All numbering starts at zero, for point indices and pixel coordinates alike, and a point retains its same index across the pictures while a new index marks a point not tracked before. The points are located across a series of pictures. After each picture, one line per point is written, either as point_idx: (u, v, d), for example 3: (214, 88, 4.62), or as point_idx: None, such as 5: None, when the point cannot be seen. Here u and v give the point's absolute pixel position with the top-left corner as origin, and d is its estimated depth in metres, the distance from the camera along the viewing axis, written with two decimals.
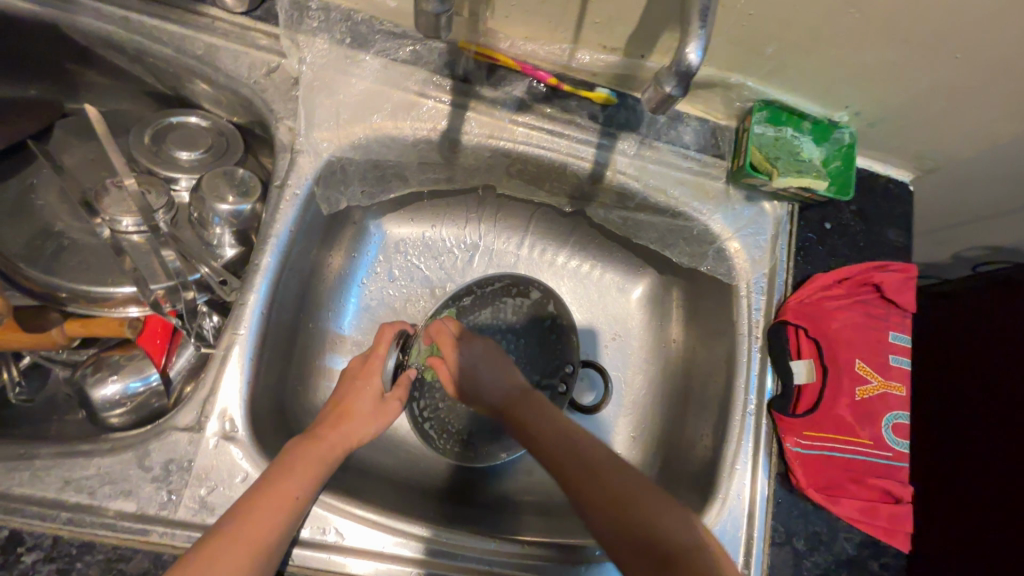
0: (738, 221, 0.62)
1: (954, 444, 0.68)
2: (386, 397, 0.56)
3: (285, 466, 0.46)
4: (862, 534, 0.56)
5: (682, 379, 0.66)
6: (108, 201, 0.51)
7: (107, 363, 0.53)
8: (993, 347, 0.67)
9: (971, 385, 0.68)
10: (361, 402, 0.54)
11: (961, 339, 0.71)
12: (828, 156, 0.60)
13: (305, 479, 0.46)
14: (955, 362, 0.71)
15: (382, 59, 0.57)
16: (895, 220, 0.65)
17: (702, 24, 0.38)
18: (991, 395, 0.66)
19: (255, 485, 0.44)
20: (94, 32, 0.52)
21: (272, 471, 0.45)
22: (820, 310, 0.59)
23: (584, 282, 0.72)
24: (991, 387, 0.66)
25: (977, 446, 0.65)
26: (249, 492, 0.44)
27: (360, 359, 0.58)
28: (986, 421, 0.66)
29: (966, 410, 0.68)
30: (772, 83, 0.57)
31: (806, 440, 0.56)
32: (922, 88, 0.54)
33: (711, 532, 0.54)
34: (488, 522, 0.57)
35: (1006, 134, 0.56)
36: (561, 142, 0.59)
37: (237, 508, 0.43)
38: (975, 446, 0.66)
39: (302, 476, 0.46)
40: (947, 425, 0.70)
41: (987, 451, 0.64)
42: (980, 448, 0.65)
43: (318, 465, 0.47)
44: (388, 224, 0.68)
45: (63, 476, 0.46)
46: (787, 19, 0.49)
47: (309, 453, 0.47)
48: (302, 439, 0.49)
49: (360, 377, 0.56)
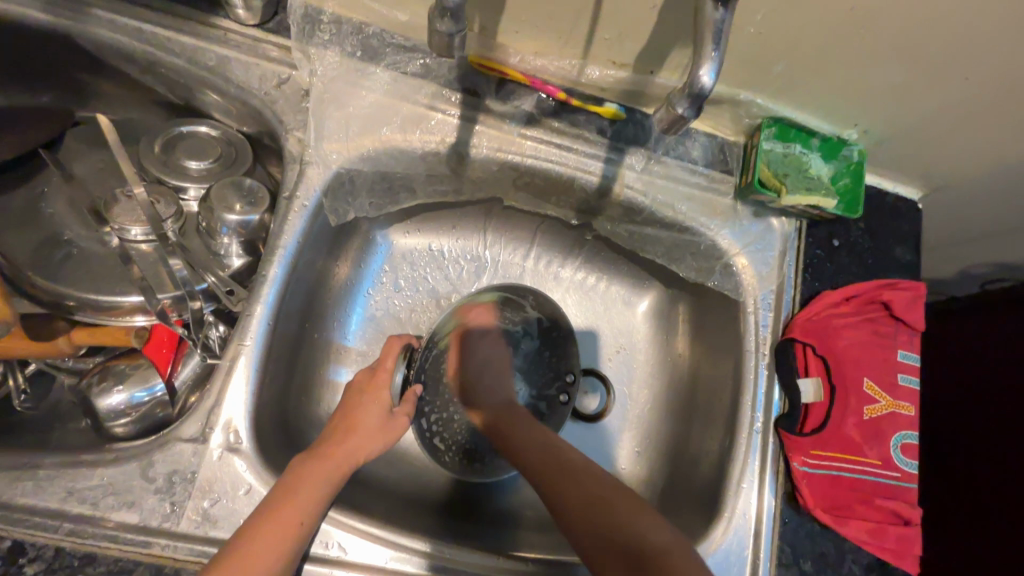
0: (746, 237, 0.61)
1: (962, 469, 0.67)
2: (393, 412, 0.55)
3: (286, 490, 0.45)
4: (870, 556, 0.55)
5: (688, 394, 0.66)
6: (118, 210, 0.52)
7: (113, 372, 0.52)
8: (1005, 374, 0.67)
9: (982, 411, 0.68)
10: (368, 417, 0.52)
11: (973, 363, 0.71)
12: (836, 173, 0.59)
13: (307, 503, 0.45)
14: (966, 386, 0.70)
15: (393, 72, 0.57)
16: (904, 237, 0.64)
17: (716, 46, 0.38)
18: (1002, 422, 0.66)
19: (261, 507, 0.44)
20: (108, 43, 0.53)
21: (278, 493, 0.45)
22: (828, 328, 0.58)
23: (590, 295, 0.72)
24: (1004, 414, 0.66)
25: (987, 473, 0.65)
26: (255, 515, 0.43)
27: (367, 371, 0.56)
28: (998, 448, 0.65)
29: (975, 435, 0.68)
30: (781, 100, 0.57)
31: (814, 459, 0.56)
32: (930, 108, 0.54)
33: (717, 553, 0.54)
34: (491, 537, 0.57)
35: (1016, 154, 0.56)
36: (569, 156, 0.59)
37: (238, 537, 0.42)
38: (985, 473, 0.65)
39: (304, 500, 0.45)
40: (956, 449, 0.69)
41: (999, 479, 0.64)
42: (989, 475, 0.65)
43: (323, 483, 0.46)
44: (394, 234, 0.68)
45: (66, 486, 0.46)
46: (796, 39, 0.49)
47: (313, 472, 0.47)
48: (308, 457, 0.48)
49: (367, 391, 0.54)
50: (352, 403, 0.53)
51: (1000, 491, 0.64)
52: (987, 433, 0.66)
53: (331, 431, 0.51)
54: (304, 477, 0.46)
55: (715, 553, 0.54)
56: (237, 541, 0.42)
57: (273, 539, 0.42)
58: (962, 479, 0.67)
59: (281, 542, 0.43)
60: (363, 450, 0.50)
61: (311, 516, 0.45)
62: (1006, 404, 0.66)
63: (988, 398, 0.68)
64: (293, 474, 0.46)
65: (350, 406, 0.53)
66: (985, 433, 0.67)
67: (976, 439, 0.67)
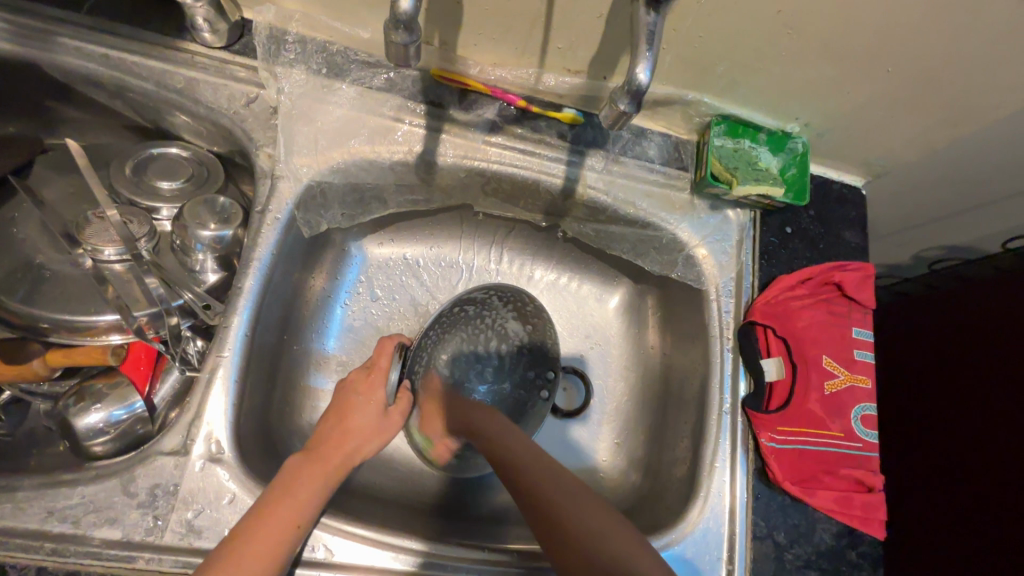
0: (704, 229, 0.65)
1: (950, 451, 0.70)
2: (389, 411, 0.55)
3: (283, 489, 0.46)
4: (840, 525, 0.58)
5: (662, 384, 0.68)
6: (90, 231, 0.53)
7: (90, 392, 0.53)
8: (978, 358, 0.70)
9: (964, 395, 0.70)
10: (364, 418, 0.53)
11: (962, 343, 0.72)
12: (784, 165, 0.63)
13: (304, 501, 0.46)
14: (948, 369, 0.73)
15: (358, 87, 0.59)
16: (852, 222, 0.68)
17: (649, 46, 0.41)
18: (993, 404, 0.67)
19: (253, 507, 0.45)
20: (76, 70, 0.54)
21: (272, 492, 0.45)
22: (785, 310, 0.61)
23: (563, 295, 0.74)
24: (977, 397, 0.69)
25: (974, 456, 0.67)
26: (247, 516, 0.44)
27: (361, 371, 0.57)
28: (992, 431, 0.66)
29: (972, 417, 0.69)
30: (726, 99, 0.61)
31: (780, 435, 0.58)
32: (861, 101, 0.58)
33: (694, 530, 0.56)
34: (478, 534, 0.58)
35: (942, 140, 0.61)
36: (533, 160, 0.61)
37: (231, 538, 0.42)
38: (965, 450, 0.69)
39: (299, 498, 0.46)
40: (948, 431, 0.71)
41: (991, 462, 0.65)
42: (961, 447, 0.69)
43: (319, 483, 0.47)
44: (369, 245, 0.70)
45: (47, 506, 0.45)
46: (732, 42, 0.53)
47: (310, 469, 0.48)
48: (301, 456, 0.49)
49: (364, 391, 0.55)
50: (347, 400, 0.54)
51: (974, 457, 0.67)
52: (961, 409, 0.70)
53: (328, 428, 0.52)
54: (299, 477, 0.47)
55: (693, 531, 0.56)
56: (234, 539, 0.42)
57: (269, 536, 0.43)
58: (958, 466, 0.69)
59: (275, 543, 0.43)
60: (357, 454, 0.51)
61: (307, 519, 0.46)
62: (982, 382, 0.69)
63: (980, 381, 0.69)
64: (289, 472, 0.47)
65: (345, 404, 0.54)
66: (982, 414, 0.68)
67: (964, 422, 0.70)
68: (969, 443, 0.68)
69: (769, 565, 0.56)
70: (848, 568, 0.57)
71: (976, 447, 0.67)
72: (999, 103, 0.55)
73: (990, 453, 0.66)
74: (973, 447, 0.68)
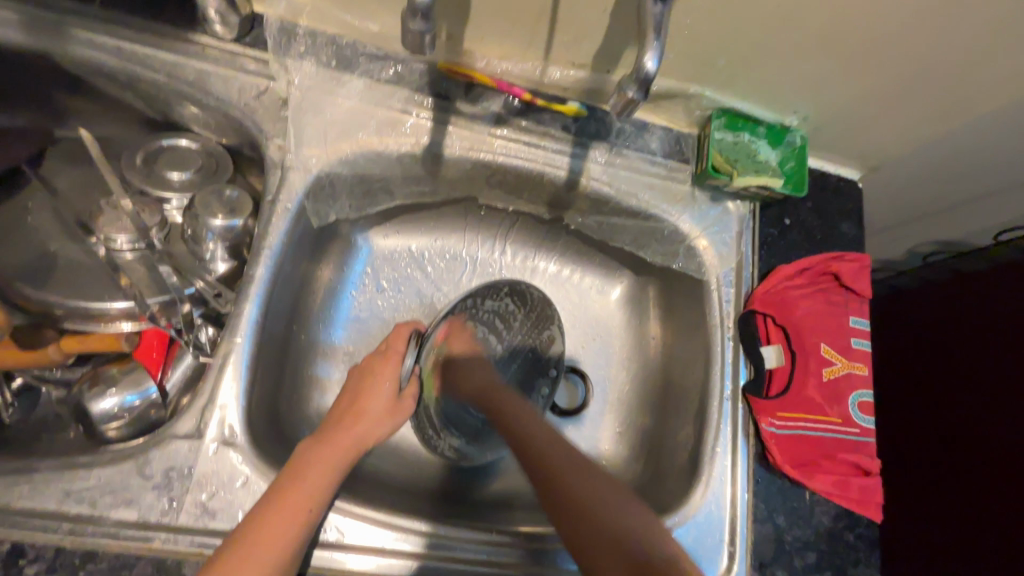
0: (705, 220, 0.66)
1: (943, 437, 0.72)
2: (402, 394, 0.56)
3: (295, 475, 0.46)
4: (837, 507, 0.59)
5: (663, 373, 0.70)
6: (104, 220, 0.53)
7: (103, 378, 0.54)
8: (975, 347, 0.71)
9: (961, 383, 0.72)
10: (377, 401, 0.53)
11: (960, 333, 0.74)
12: (783, 158, 0.64)
13: (311, 491, 0.46)
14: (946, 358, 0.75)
15: (367, 80, 0.61)
16: (848, 214, 0.70)
17: (657, 36, 0.42)
18: (996, 393, 0.67)
19: (267, 492, 0.45)
20: (88, 62, 0.55)
21: (283, 479, 0.46)
22: (784, 299, 0.63)
23: (565, 287, 0.75)
24: (972, 384, 0.71)
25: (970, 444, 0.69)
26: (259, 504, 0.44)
27: (377, 356, 0.57)
28: (992, 420, 0.67)
29: (976, 403, 0.70)
30: (727, 92, 0.62)
31: (780, 420, 0.60)
32: (858, 96, 0.60)
33: (695, 514, 0.57)
34: (484, 518, 0.59)
35: (935, 134, 0.63)
36: (538, 152, 0.63)
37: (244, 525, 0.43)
38: (964, 437, 0.70)
39: (309, 487, 0.46)
40: (948, 419, 0.73)
41: (988, 448, 0.67)
42: (956, 432, 0.71)
43: (330, 468, 0.48)
44: (375, 237, 0.71)
45: (63, 488, 0.46)
46: (733, 36, 0.54)
47: (322, 455, 0.48)
48: (313, 442, 0.49)
49: (379, 373, 0.55)
50: (361, 386, 0.55)
51: (971, 443, 0.69)
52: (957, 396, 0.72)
53: (341, 412, 0.53)
54: (310, 464, 0.47)
55: (695, 514, 0.57)
56: (246, 526, 0.43)
57: (279, 523, 0.43)
58: (954, 451, 0.70)
59: (286, 530, 0.43)
60: (368, 438, 0.52)
61: (317, 505, 0.46)
62: (977, 370, 0.70)
63: (984, 369, 0.70)
64: (301, 458, 0.48)
65: (359, 389, 0.54)
66: (985, 401, 0.69)
67: (961, 409, 0.71)
68: (964, 430, 0.70)
69: (768, 547, 0.57)
70: (846, 550, 0.58)
71: (972, 433, 0.69)
72: (989, 98, 0.57)
73: (988, 441, 0.67)
74: (969, 434, 0.69)
